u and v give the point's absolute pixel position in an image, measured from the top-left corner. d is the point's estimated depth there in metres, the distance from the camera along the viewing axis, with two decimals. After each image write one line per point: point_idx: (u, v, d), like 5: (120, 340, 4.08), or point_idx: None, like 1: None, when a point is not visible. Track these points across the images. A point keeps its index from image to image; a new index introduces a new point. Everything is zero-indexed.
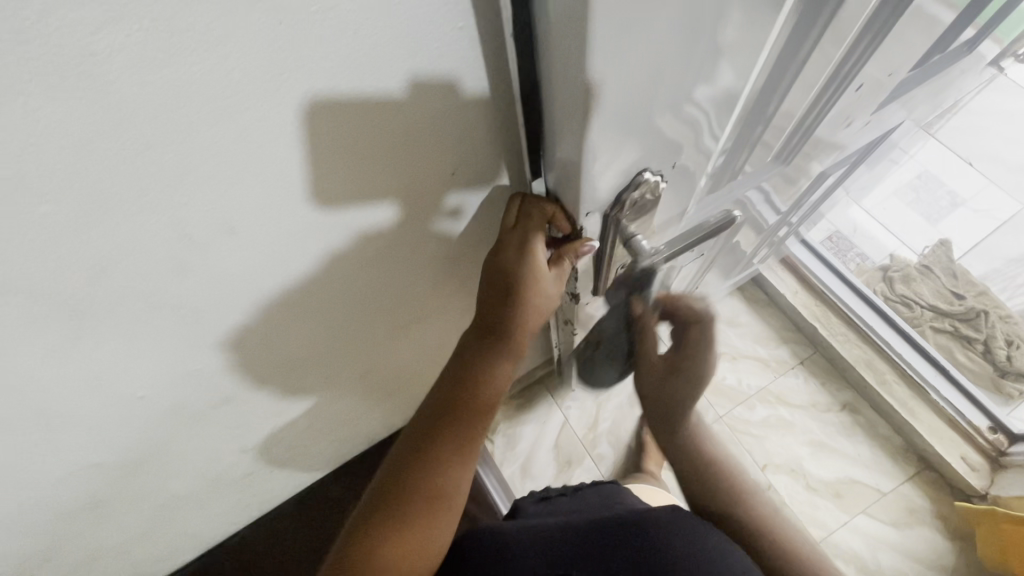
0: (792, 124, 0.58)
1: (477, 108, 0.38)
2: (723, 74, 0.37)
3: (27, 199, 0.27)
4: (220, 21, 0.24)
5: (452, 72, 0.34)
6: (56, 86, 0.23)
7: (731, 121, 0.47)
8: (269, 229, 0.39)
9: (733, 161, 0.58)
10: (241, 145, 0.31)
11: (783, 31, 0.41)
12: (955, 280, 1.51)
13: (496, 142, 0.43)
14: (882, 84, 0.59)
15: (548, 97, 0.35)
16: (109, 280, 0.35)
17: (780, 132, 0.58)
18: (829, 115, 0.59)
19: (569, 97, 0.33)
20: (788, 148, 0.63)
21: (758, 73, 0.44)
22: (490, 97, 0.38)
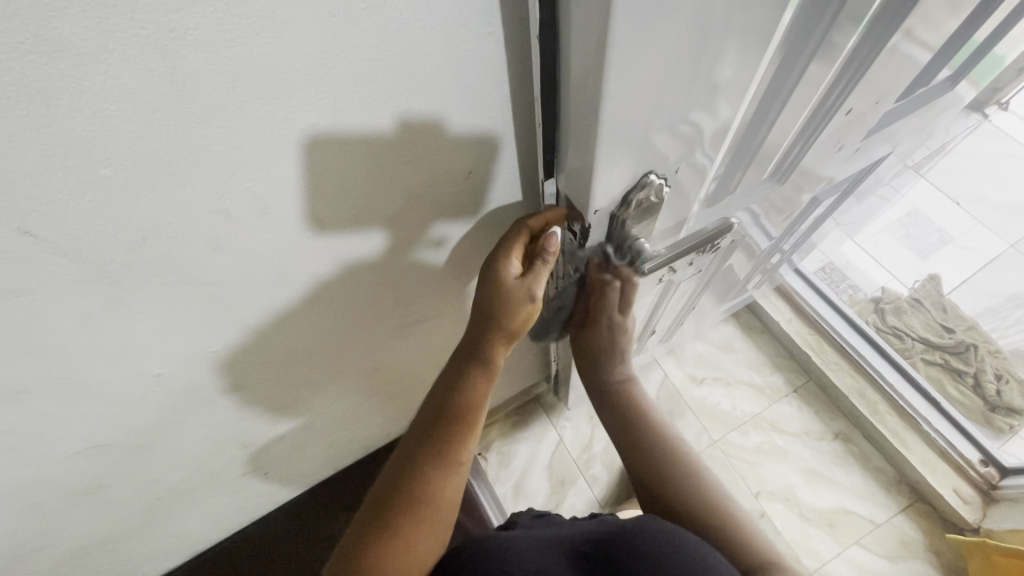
0: (783, 150, 0.62)
1: (495, 109, 0.42)
2: (720, 88, 0.41)
3: (93, 161, 0.30)
4: (283, 9, 0.28)
5: (476, 72, 0.37)
6: (136, 57, 0.27)
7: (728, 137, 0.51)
8: (298, 214, 0.42)
9: (729, 179, 0.62)
10: (285, 126, 0.34)
11: (777, 55, 0.45)
12: (944, 314, 1.54)
13: (511, 145, 0.46)
14: (866, 114, 0.63)
15: (561, 102, 0.39)
16: (149, 248, 0.38)
17: (773, 155, 0.62)
18: (819, 140, 0.63)
19: (580, 98, 0.37)
20: (781, 169, 0.67)
21: (753, 93, 0.47)
22: (508, 99, 0.41)
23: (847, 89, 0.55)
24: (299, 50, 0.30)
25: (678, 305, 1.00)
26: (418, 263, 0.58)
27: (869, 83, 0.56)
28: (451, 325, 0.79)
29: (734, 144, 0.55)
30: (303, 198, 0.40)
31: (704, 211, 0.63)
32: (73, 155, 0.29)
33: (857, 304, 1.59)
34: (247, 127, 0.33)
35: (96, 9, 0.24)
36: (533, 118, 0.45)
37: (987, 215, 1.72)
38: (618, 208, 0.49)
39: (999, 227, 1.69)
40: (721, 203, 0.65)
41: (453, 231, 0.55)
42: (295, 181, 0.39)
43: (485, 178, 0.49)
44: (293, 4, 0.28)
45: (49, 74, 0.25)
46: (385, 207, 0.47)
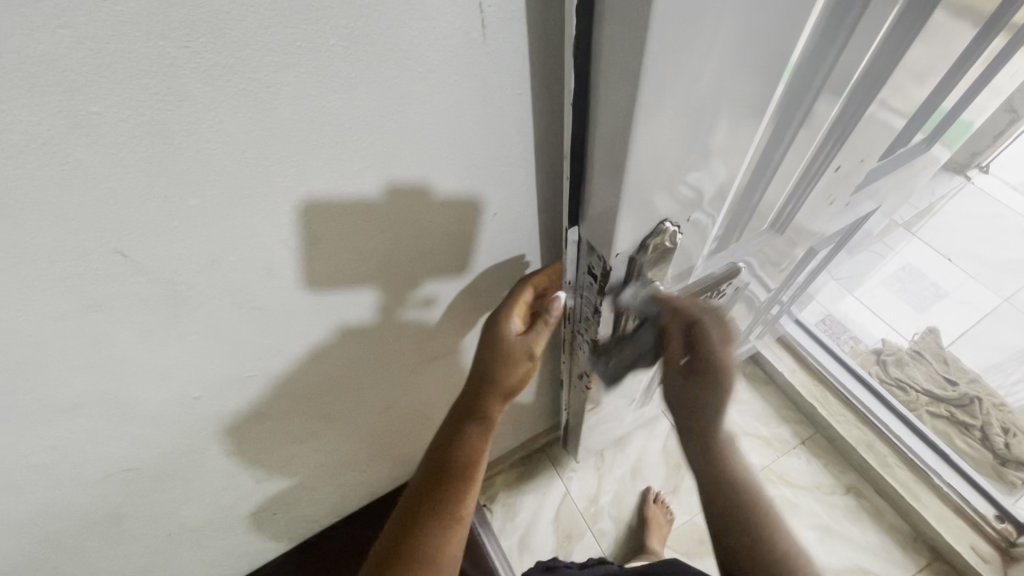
0: (778, 205, 0.68)
1: (522, 158, 0.48)
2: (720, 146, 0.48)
3: (187, 191, 0.36)
4: (357, 70, 0.34)
5: (506, 125, 0.44)
6: (240, 107, 0.33)
7: (733, 189, 0.56)
8: (345, 247, 0.47)
9: (735, 227, 0.67)
10: (346, 167, 0.40)
11: (774, 119, 0.51)
12: (946, 366, 1.56)
13: (532, 190, 0.53)
14: (854, 170, 0.70)
15: (582, 154, 0.45)
16: (214, 271, 0.42)
17: (771, 210, 0.68)
18: (814, 194, 0.69)
19: (600, 150, 0.43)
20: (781, 219, 0.73)
21: (755, 151, 0.53)
22: (531, 150, 0.48)
23: (829, 150, 0.62)
24: (366, 103, 0.36)
25: None
26: (410, 320, 0.63)
27: (851, 144, 0.62)
28: (467, 364, 0.82)
29: (735, 200, 0.61)
30: (351, 233, 0.46)
31: (713, 256, 0.68)
32: (174, 184, 0.35)
33: (858, 356, 1.62)
34: (316, 167, 0.39)
35: (217, 69, 0.30)
36: (553, 167, 0.51)
37: (979, 270, 1.77)
38: (636, 251, 0.53)
39: (992, 282, 1.74)
40: (724, 254, 0.70)
41: (442, 289, 0.60)
42: (348, 216, 0.44)
43: (508, 222, 0.55)
44: (366, 67, 0.34)
45: (171, 118, 0.31)
46: (411, 250, 0.52)
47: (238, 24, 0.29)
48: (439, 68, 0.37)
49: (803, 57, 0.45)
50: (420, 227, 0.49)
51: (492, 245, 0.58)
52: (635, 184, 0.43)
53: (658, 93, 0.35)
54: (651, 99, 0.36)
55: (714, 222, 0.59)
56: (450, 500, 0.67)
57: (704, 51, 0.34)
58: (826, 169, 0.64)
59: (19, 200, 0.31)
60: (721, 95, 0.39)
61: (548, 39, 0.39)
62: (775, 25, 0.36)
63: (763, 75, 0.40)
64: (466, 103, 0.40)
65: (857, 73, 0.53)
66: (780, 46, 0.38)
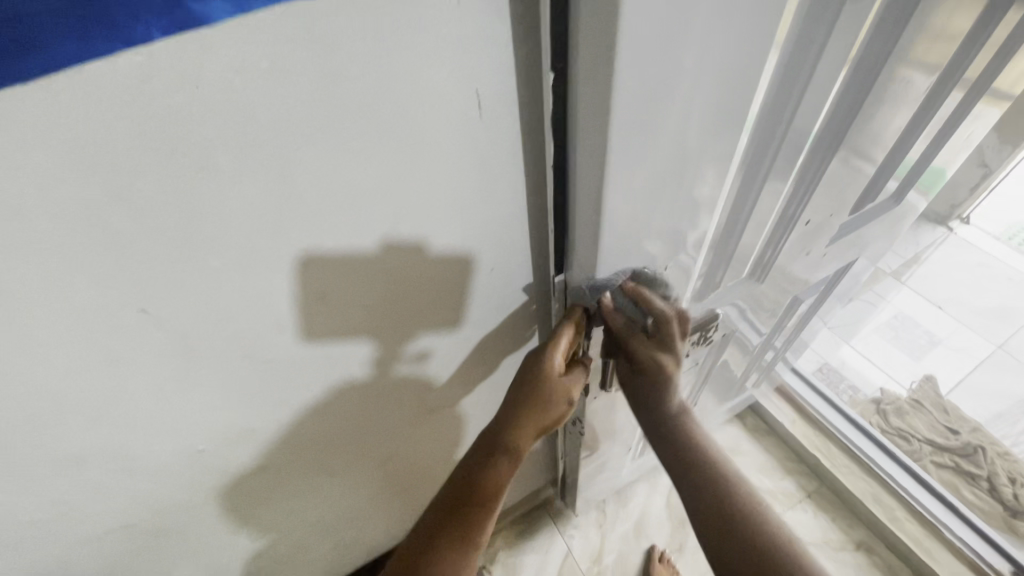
0: (755, 253, 0.73)
1: (516, 219, 0.52)
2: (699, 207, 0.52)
3: (209, 254, 0.39)
4: (367, 146, 0.39)
5: (501, 190, 0.48)
6: (262, 181, 0.37)
7: (707, 239, 0.60)
8: (351, 302, 0.50)
9: (714, 275, 0.70)
10: (354, 229, 0.44)
11: (741, 177, 0.56)
12: (947, 414, 1.56)
13: (526, 247, 0.56)
14: (825, 223, 0.74)
15: (567, 210, 0.47)
16: (228, 326, 0.45)
17: (748, 258, 0.72)
18: (789, 245, 0.73)
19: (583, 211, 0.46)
20: (759, 268, 0.76)
21: (724, 204, 0.57)
22: (525, 211, 0.52)
23: (798, 204, 0.67)
24: (374, 174, 0.41)
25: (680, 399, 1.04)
26: (407, 374, 0.65)
27: (819, 197, 0.67)
28: (468, 413, 0.82)
29: (712, 250, 0.65)
30: (357, 289, 0.49)
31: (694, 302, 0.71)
32: (197, 247, 0.38)
33: (859, 405, 1.61)
34: (326, 228, 0.42)
35: (245, 148, 0.34)
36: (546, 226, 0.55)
37: (969, 317, 1.80)
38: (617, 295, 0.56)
39: (984, 329, 1.76)
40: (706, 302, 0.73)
41: (439, 342, 0.63)
42: (353, 273, 0.47)
43: (504, 277, 0.58)
44: (375, 144, 0.39)
45: (201, 191, 0.35)
46: (415, 308, 0.55)
47: (266, 108, 0.33)
48: (440, 143, 0.41)
49: (758, 117, 0.48)
50: (422, 285, 0.53)
51: (490, 300, 0.61)
52: (616, 233, 0.48)
53: (630, 153, 0.41)
54: (625, 158, 0.41)
55: (691, 270, 0.63)
56: (467, 529, 0.68)
57: (669, 118, 0.40)
58: (797, 221, 0.69)
59: (58, 263, 0.35)
60: (688, 154, 0.44)
61: (538, 117, 0.43)
62: (730, 95, 0.41)
63: (726, 138, 0.45)
64: (465, 170, 0.45)
65: (813, 134, 0.58)
66: (738, 114, 0.44)
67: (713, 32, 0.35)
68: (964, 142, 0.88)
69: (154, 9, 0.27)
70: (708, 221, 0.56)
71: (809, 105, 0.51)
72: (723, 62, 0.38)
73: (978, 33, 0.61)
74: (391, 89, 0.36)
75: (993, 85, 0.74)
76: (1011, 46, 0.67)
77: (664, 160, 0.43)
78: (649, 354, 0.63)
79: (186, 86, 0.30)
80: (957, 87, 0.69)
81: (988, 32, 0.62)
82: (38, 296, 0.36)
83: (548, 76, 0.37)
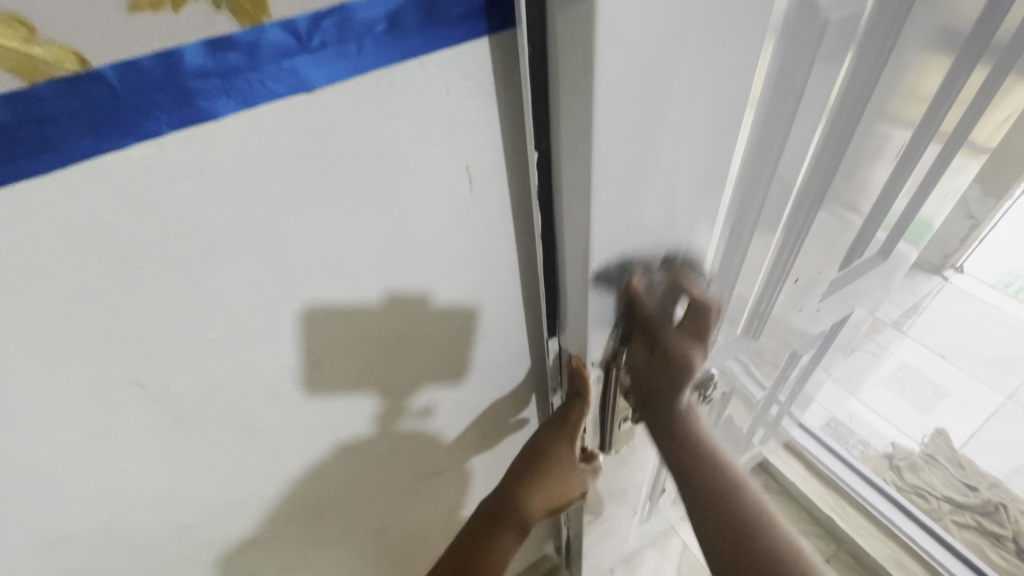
0: (748, 307, 0.73)
1: (507, 283, 0.53)
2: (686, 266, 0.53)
3: (205, 325, 0.40)
4: (361, 219, 0.40)
5: (492, 256, 0.50)
6: (258, 255, 0.38)
7: None
8: (344, 369, 0.50)
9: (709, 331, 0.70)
10: (348, 298, 0.45)
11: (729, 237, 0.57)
12: (963, 470, 1.51)
13: (519, 310, 0.57)
14: (815, 279, 0.75)
15: (554, 277, 0.49)
16: (220, 396, 0.45)
17: (742, 313, 0.72)
18: (781, 300, 0.74)
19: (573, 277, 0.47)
20: (753, 323, 0.77)
21: (712, 263, 0.58)
22: (516, 275, 0.53)
23: (786, 259, 0.68)
24: (367, 245, 0.42)
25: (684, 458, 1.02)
26: (401, 439, 0.64)
27: (807, 253, 0.69)
28: (476, 472, 0.80)
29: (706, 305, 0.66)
30: (351, 355, 0.49)
31: None
32: (195, 321, 0.39)
33: (871, 461, 1.56)
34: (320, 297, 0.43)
35: (243, 226, 0.36)
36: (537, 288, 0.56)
37: (975, 366, 1.77)
38: (610, 359, 0.56)
39: (991, 379, 1.73)
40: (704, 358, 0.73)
41: (433, 405, 0.62)
42: (347, 340, 0.48)
43: (498, 339, 0.59)
44: (369, 217, 0.40)
45: (199, 267, 0.37)
46: (437, 351, 0.55)
47: (266, 190, 0.35)
48: (431, 215, 0.43)
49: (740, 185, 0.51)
50: (450, 328, 0.54)
51: (487, 364, 0.61)
52: (609, 298, 0.49)
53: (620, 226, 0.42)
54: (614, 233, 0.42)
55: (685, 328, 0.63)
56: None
57: (655, 190, 0.41)
58: (787, 275, 0.70)
59: (59, 341, 0.36)
60: (676, 222, 0.46)
61: (525, 187, 0.45)
62: (709, 166, 0.43)
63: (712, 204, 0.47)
64: (459, 241, 0.46)
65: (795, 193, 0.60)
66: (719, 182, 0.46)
67: (691, 112, 0.37)
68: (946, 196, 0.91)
69: (165, 107, 0.29)
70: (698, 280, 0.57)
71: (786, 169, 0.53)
72: (702, 144, 0.41)
73: (943, 98, 0.65)
74: (386, 169, 0.39)
75: (966, 145, 0.78)
76: (974, 109, 0.71)
77: (653, 227, 0.45)
78: (681, 348, 0.53)
79: (192, 174, 0.32)
80: (929, 146, 0.72)
81: (952, 98, 0.66)
82: (34, 371, 0.36)
83: (533, 154, 0.40)
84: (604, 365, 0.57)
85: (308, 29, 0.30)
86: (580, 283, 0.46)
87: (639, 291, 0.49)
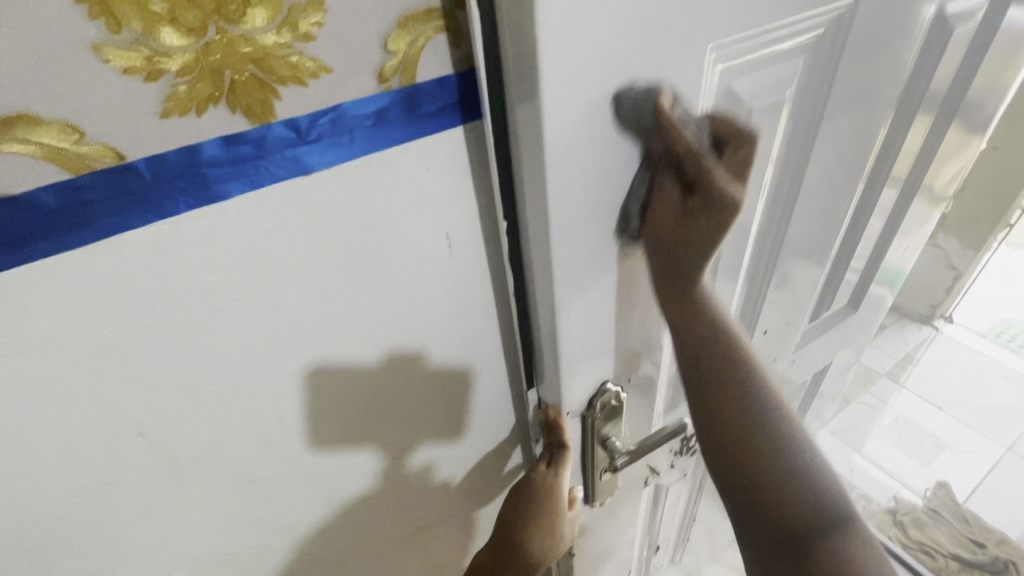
0: None
1: (487, 341, 0.57)
2: (650, 318, 0.57)
3: (206, 379, 0.44)
4: (351, 282, 0.45)
5: (471, 314, 0.54)
6: (257, 314, 0.42)
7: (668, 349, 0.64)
8: (335, 421, 0.53)
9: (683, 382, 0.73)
10: (337, 352, 0.48)
11: None
12: (969, 525, 1.47)
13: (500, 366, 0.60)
14: (785, 332, 0.79)
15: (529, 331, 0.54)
16: (216, 447, 0.48)
17: None
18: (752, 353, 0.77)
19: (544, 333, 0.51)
20: None
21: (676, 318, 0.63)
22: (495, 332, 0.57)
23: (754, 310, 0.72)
24: (356, 304, 0.46)
25: (675, 514, 1.01)
26: (389, 498, 0.65)
27: (773, 305, 0.73)
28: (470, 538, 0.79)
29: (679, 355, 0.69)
30: (339, 409, 0.52)
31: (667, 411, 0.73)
32: (197, 375, 0.43)
33: (876, 517, 1.52)
34: (312, 353, 0.47)
35: (244, 288, 0.41)
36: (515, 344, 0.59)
37: (972, 417, 1.75)
38: (585, 409, 0.59)
39: (989, 429, 1.71)
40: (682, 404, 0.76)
41: (418, 463, 0.63)
42: (337, 392, 0.51)
43: (481, 394, 0.61)
44: (358, 280, 0.45)
45: (204, 326, 0.41)
46: (434, 400, 0.58)
47: (266, 257, 0.40)
48: (414, 276, 0.48)
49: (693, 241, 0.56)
50: (445, 379, 0.57)
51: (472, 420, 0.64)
52: (578, 348, 0.53)
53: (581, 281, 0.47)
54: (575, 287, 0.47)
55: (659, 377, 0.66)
56: None
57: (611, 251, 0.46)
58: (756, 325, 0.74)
59: (72, 395, 0.39)
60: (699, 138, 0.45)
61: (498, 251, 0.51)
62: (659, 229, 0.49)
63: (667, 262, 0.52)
64: (442, 300, 0.51)
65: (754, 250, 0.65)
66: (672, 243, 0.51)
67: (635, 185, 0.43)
68: (907, 249, 0.96)
69: (185, 190, 0.35)
70: (665, 330, 0.61)
71: (737, 230, 0.58)
72: (649, 205, 0.46)
73: (883, 165, 0.72)
74: (373, 238, 0.44)
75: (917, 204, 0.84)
76: (917, 172, 0.78)
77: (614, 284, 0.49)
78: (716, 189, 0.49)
79: (204, 245, 0.37)
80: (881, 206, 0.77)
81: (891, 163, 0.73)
82: (48, 423, 0.40)
83: (501, 224, 0.45)
84: (580, 415, 0.60)
85: (307, 125, 0.36)
86: (550, 336, 0.50)
87: (658, 142, 0.43)
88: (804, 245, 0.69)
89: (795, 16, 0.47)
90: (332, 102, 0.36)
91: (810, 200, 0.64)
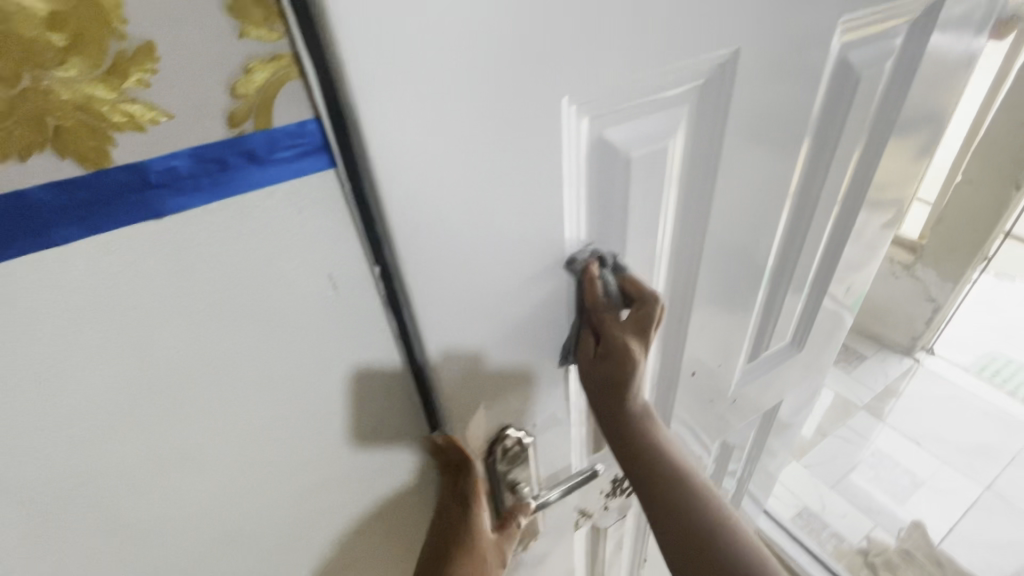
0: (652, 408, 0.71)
1: (382, 391, 0.53)
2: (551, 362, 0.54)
3: (46, 434, 0.40)
4: (212, 327, 0.43)
5: (357, 362, 0.50)
6: (104, 363, 0.40)
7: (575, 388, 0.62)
8: (208, 479, 0.49)
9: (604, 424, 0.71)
10: (200, 403, 0.45)
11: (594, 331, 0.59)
12: (941, 568, 1.44)
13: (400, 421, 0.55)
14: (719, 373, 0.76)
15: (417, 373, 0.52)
16: (67, 508, 0.44)
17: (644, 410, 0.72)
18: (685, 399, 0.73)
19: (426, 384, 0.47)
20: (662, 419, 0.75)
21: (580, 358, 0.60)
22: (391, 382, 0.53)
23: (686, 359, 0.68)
24: (219, 351, 0.44)
25: (621, 553, 0.98)
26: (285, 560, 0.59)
27: (710, 353, 0.69)
28: None
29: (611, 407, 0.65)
30: (211, 464, 0.48)
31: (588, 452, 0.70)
32: (32, 431, 0.40)
33: (846, 558, 1.48)
34: (181, 412, 0.44)
35: (87, 335, 0.39)
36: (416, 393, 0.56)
37: (951, 454, 1.71)
38: (486, 456, 0.55)
39: (967, 467, 1.67)
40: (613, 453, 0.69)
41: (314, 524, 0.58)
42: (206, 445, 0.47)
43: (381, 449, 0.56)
44: (222, 324, 0.43)
45: (39, 377, 0.38)
46: (338, 444, 0.53)
47: (113, 302, 0.38)
48: (286, 321, 0.45)
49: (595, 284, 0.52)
50: (343, 424, 0.53)
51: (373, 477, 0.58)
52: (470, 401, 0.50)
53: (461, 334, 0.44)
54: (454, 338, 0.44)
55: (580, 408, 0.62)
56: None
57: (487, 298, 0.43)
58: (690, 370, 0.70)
59: None
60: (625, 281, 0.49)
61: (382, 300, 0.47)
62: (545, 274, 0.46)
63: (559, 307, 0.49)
64: (331, 353, 0.48)
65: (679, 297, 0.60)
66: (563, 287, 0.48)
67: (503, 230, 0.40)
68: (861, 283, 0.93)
69: (18, 237, 0.34)
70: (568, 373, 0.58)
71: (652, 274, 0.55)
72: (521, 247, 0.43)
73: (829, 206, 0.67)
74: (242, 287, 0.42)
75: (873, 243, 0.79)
76: (874, 215, 0.72)
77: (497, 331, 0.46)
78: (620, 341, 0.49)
79: (39, 290, 0.36)
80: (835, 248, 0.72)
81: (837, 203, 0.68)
82: None
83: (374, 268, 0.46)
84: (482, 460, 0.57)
85: (152, 169, 0.35)
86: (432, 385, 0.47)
87: (586, 303, 0.49)
88: (743, 297, 0.64)
89: (673, 61, 0.40)
90: (172, 145, 0.35)
91: (747, 254, 0.59)
